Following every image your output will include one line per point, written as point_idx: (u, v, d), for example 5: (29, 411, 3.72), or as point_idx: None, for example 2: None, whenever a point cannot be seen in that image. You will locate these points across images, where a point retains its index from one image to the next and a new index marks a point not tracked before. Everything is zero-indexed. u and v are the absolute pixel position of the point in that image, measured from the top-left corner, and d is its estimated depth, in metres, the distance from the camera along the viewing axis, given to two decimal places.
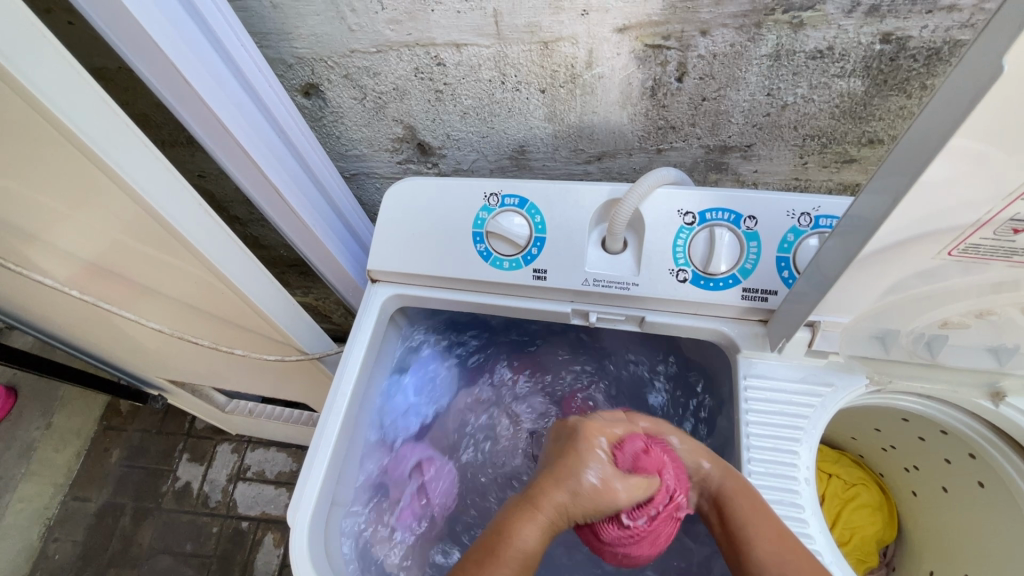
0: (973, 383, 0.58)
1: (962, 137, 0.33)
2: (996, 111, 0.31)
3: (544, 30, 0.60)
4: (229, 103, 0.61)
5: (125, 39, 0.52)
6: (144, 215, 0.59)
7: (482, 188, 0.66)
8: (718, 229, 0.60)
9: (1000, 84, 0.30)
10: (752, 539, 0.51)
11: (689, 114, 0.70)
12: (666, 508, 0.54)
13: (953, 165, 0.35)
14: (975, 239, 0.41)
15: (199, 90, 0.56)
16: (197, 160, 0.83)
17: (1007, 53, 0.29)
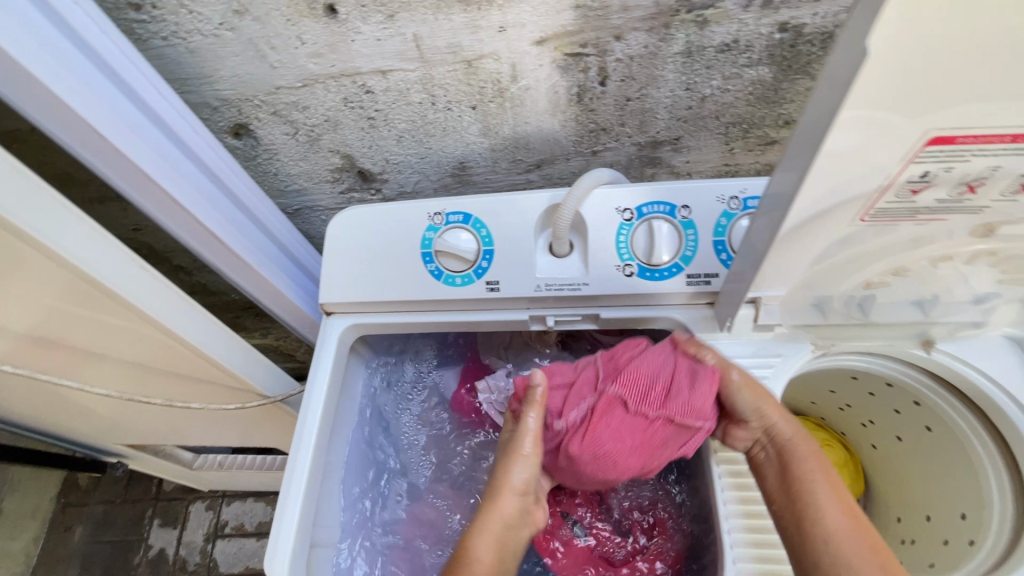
0: (906, 335, 0.62)
1: (851, 115, 0.37)
2: (872, 86, 0.35)
3: (465, 49, 0.62)
4: (153, 155, 0.59)
5: (31, 103, 0.50)
6: (75, 279, 0.56)
7: (425, 209, 0.66)
8: (656, 221, 0.62)
9: (873, 64, 0.33)
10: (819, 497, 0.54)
11: (617, 115, 0.73)
12: (605, 407, 0.56)
13: (846, 138, 0.38)
14: (881, 203, 0.45)
15: (119, 145, 0.55)
16: (130, 213, 0.80)
17: (869, 37, 0.32)
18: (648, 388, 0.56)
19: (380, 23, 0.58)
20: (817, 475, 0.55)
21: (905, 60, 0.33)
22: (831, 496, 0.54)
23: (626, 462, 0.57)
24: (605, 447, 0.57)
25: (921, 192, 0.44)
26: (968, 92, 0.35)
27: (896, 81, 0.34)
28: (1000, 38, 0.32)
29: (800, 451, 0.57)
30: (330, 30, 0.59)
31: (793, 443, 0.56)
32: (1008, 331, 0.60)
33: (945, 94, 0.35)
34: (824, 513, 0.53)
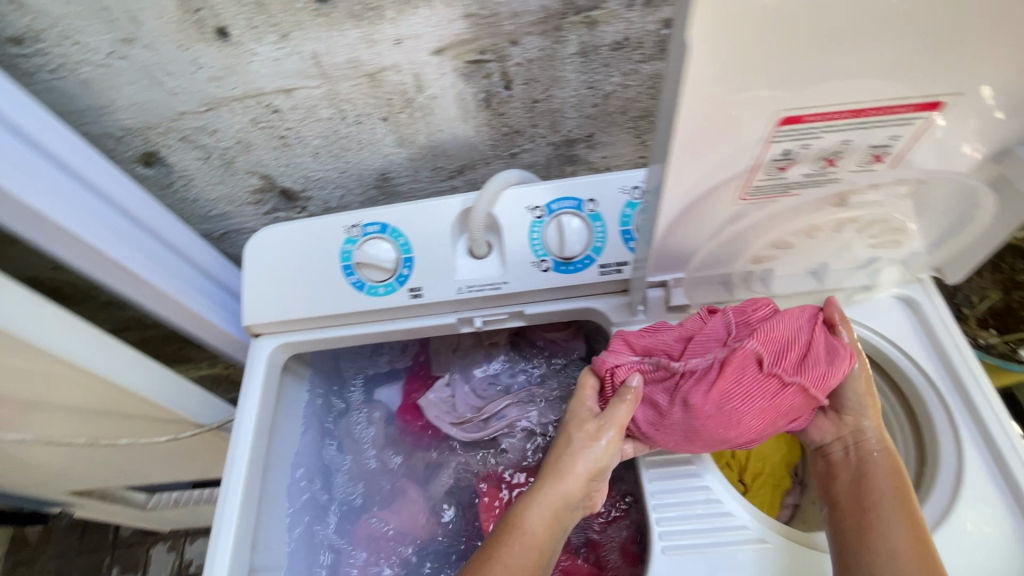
0: (808, 303, 0.66)
1: (691, 99, 0.39)
2: (701, 70, 0.37)
3: (365, 63, 0.63)
4: (49, 191, 0.58)
5: None
6: None
7: (342, 222, 0.67)
8: (565, 217, 0.64)
9: (693, 51, 0.35)
10: (887, 515, 0.52)
11: (527, 117, 0.75)
12: (737, 358, 0.52)
13: (692, 121, 0.40)
14: (756, 180, 0.48)
15: (7, 184, 0.54)
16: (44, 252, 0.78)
17: (686, 32, 0.34)
18: (785, 345, 0.53)
19: (275, 43, 0.59)
20: (890, 489, 0.54)
21: (723, 44, 0.35)
22: (903, 522, 0.51)
23: (751, 423, 0.53)
24: (727, 402, 0.52)
25: (789, 168, 0.48)
26: (792, 71, 0.38)
27: (725, 66, 0.37)
28: (809, 20, 0.35)
29: (874, 462, 0.56)
30: (224, 52, 0.59)
31: (877, 451, 0.56)
32: (897, 291, 0.65)
33: (771, 74, 0.38)
34: (883, 530, 0.52)
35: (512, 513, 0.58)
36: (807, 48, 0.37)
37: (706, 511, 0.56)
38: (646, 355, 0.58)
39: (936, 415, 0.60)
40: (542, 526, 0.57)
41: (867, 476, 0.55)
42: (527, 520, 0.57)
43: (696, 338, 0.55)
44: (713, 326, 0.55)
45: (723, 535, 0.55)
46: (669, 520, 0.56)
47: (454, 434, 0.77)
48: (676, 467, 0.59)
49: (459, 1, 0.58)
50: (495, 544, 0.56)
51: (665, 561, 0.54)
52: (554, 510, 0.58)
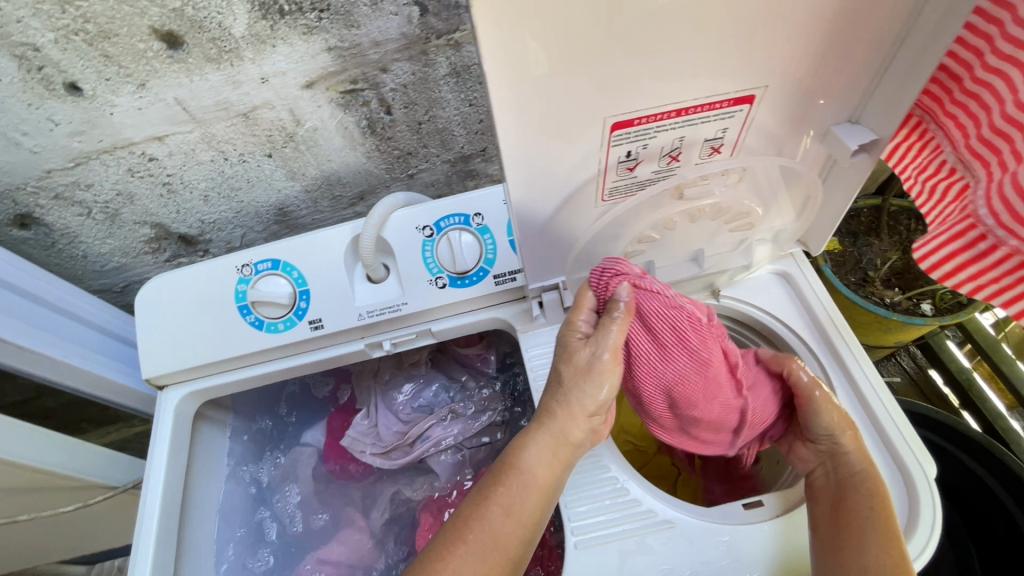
0: (697, 288, 0.69)
1: (509, 113, 0.42)
2: (508, 86, 0.40)
3: (235, 104, 0.63)
4: None
5: None
6: None
7: (233, 263, 0.66)
8: (454, 233, 0.65)
9: (492, 72, 0.39)
10: (864, 528, 0.51)
11: (416, 138, 0.76)
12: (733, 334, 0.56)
13: (518, 132, 0.44)
14: (610, 182, 0.51)
15: None
16: None
17: (481, 59, 0.38)
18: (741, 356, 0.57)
19: (133, 93, 0.58)
20: (870, 512, 0.52)
21: (520, 63, 0.39)
22: (879, 536, 0.51)
23: (715, 399, 0.55)
24: (721, 368, 0.54)
25: (637, 167, 0.51)
26: (598, 80, 0.42)
27: (527, 87, 0.41)
28: (593, 38, 0.39)
29: (855, 476, 0.54)
30: (80, 106, 0.58)
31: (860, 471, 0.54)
32: (772, 266, 0.69)
33: (579, 83, 0.42)
34: (862, 545, 0.50)
35: (507, 454, 0.56)
36: (603, 58, 0.40)
37: (611, 496, 0.58)
38: None
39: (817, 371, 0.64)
40: (541, 467, 0.55)
41: (848, 489, 0.53)
42: (523, 463, 0.55)
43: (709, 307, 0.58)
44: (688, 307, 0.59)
45: (632, 519, 0.56)
46: (579, 515, 0.57)
47: (381, 464, 0.75)
48: (584, 463, 0.60)
49: (317, 36, 0.59)
50: (489, 486, 0.55)
51: (578, 554, 0.55)
52: (554, 454, 0.55)
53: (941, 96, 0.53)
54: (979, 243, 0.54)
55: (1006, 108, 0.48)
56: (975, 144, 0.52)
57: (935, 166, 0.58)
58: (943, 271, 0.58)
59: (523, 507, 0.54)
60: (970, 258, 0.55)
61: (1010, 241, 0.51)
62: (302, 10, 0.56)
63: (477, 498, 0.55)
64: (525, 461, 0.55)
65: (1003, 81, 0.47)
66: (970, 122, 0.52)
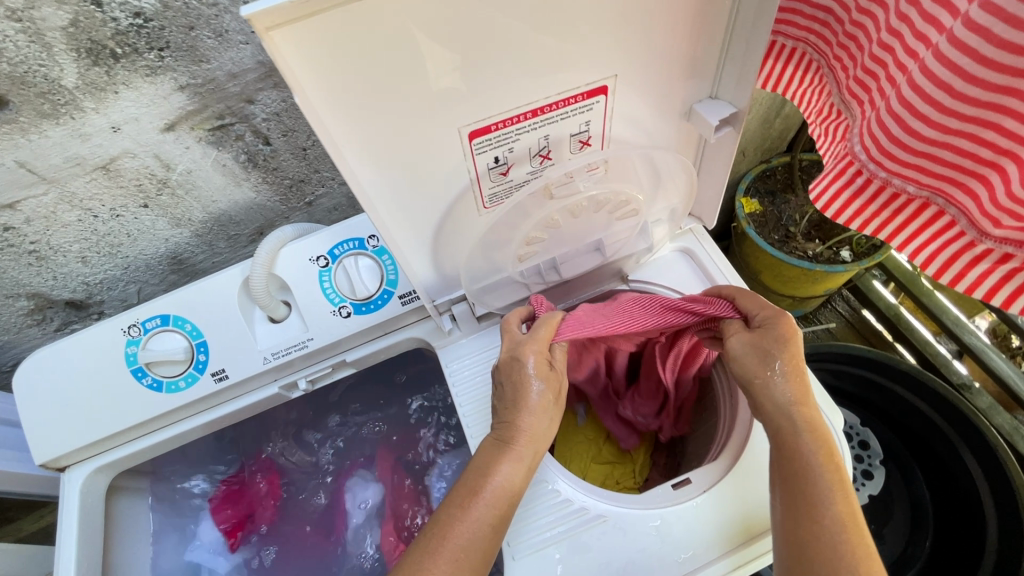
0: (605, 277, 0.69)
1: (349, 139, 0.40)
2: (334, 111, 0.38)
3: (88, 158, 0.59)
4: None
5: None
6: None
7: (119, 325, 0.62)
8: (350, 259, 0.63)
9: (310, 100, 0.37)
10: (809, 471, 0.47)
11: (304, 165, 0.73)
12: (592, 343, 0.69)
13: (362, 155, 0.42)
14: (487, 189, 0.51)
15: None
16: None
17: (295, 89, 0.36)
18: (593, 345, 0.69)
19: None
20: (813, 450, 0.48)
21: (339, 88, 0.37)
22: (823, 478, 0.47)
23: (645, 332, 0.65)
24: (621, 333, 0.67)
25: (510, 171, 0.50)
26: (436, 88, 0.40)
27: (359, 109, 0.39)
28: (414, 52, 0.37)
29: (791, 409, 0.51)
30: None
31: (787, 410, 0.51)
32: (674, 245, 0.70)
33: (414, 98, 0.40)
34: (814, 492, 0.46)
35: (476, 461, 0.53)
36: (431, 68, 0.39)
37: (543, 503, 0.57)
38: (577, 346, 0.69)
39: None
40: (519, 479, 0.52)
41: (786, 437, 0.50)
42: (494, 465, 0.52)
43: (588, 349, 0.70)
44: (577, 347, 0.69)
45: (568, 521, 0.56)
46: (516, 523, 0.56)
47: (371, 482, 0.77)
48: None
49: (164, 75, 0.55)
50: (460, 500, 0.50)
51: (517, 565, 0.54)
52: (529, 458, 0.54)
53: (830, 40, 0.56)
54: (856, 179, 0.56)
55: (873, 45, 0.50)
56: (853, 84, 0.55)
57: (830, 109, 0.61)
58: (834, 211, 0.59)
59: (503, 520, 0.50)
60: (852, 194, 0.57)
61: (878, 172, 0.53)
62: (138, 51, 0.52)
63: (450, 516, 0.49)
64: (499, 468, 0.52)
65: (871, 21, 0.50)
66: (852, 61, 0.55)
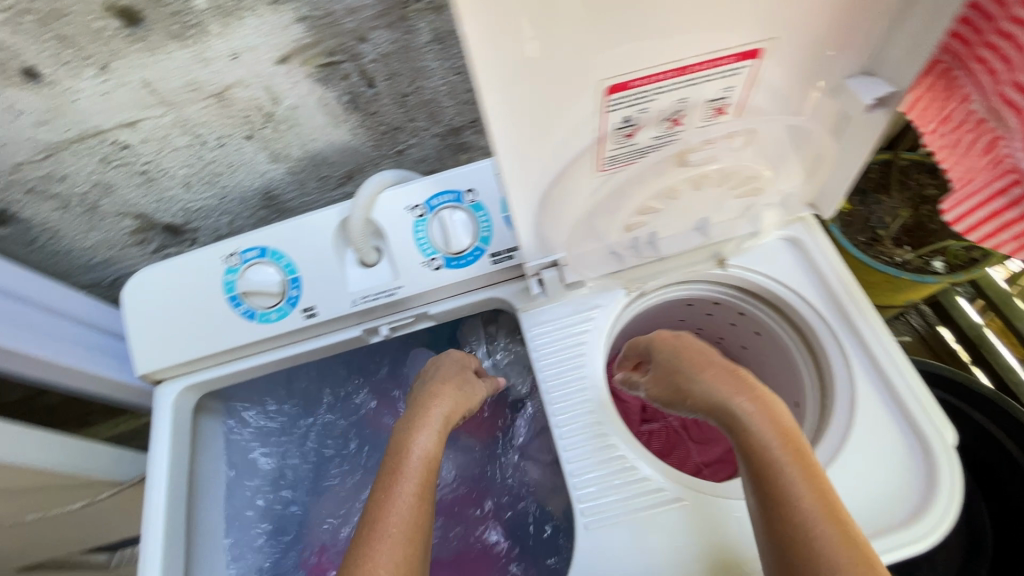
0: (702, 259, 0.66)
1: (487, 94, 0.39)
2: (490, 46, 0.36)
3: (206, 84, 0.59)
4: None
5: None
6: None
7: (220, 252, 0.64)
8: (446, 212, 0.62)
9: (470, 31, 0.35)
10: (780, 472, 0.47)
11: (402, 112, 0.72)
12: None
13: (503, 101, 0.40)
14: (609, 151, 0.48)
15: None
16: None
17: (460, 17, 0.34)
18: None
19: (96, 77, 0.55)
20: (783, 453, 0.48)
21: (498, 26, 0.35)
22: (798, 478, 0.46)
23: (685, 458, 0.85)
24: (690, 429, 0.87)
25: (637, 133, 0.47)
26: (593, 26, 0.37)
27: (513, 48, 0.37)
28: None
29: (738, 418, 0.50)
30: (43, 95, 0.55)
31: (731, 403, 0.51)
32: (781, 232, 0.66)
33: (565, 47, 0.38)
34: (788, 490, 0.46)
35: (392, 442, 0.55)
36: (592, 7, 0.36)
37: (615, 475, 0.57)
38: None
39: (835, 350, 0.60)
40: (434, 446, 0.54)
41: (745, 442, 0.49)
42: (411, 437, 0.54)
43: None
44: None
45: (644, 498, 0.55)
46: (592, 492, 0.56)
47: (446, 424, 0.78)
48: (594, 443, 0.59)
49: (287, 5, 0.55)
50: (385, 483, 0.52)
51: (589, 534, 0.54)
52: (438, 429, 0.56)
53: (977, 37, 0.45)
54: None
55: None
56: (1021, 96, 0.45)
57: (962, 118, 0.51)
58: (982, 233, 0.55)
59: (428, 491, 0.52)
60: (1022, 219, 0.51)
61: None
62: None
63: (377, 501, 0.50)
64: (419, 440, 0.54)
65: None
66: (1005, 65, 0.45)
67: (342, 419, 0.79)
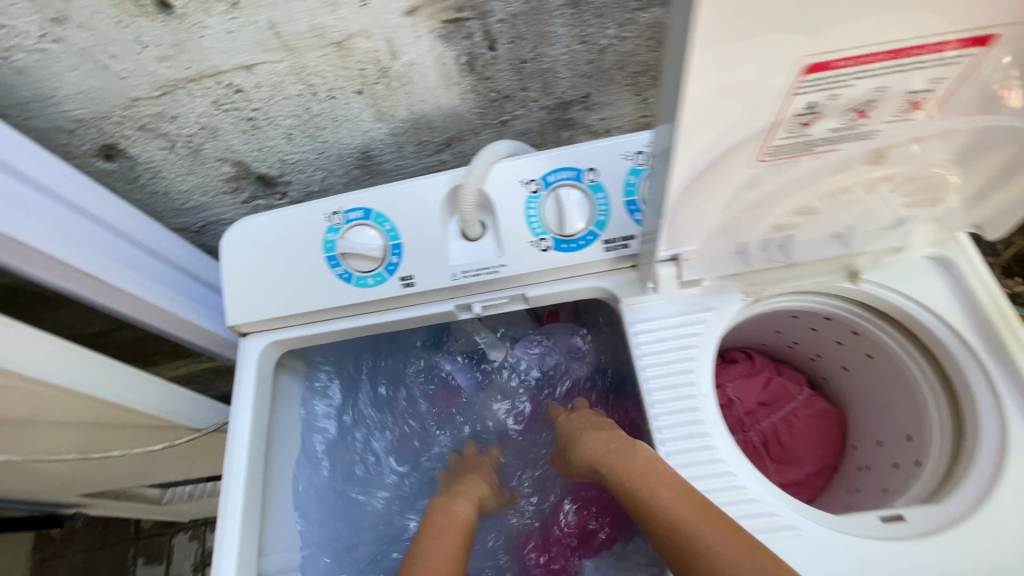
0: (831, 271, 0.61)
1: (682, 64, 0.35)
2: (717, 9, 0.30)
3: (330, 30, 0.56)
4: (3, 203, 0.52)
5: None
6: None
7: (323, 210, 0.62)
8: (562, 190, 0.58)
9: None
10: (686, 524, 0.49)
11: (516, 80, 0.68)
12: (765, 374, 0.85)
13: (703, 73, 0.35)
14: (776, 139, 0.43)
15: None
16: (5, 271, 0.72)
17: None
18: (759, 376, 0.85)
19: (225, 13, 0.52)
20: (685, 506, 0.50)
21: None
22: (704, 526, 0.49)
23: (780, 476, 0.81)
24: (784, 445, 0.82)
25: (814, 123, 0.42)
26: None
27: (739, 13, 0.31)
28: None
29: (653, 475, 0.53)
30: (170, 27, 0.53)
31: (626, 479, 0.55)
32: (928, 250, 0.59)
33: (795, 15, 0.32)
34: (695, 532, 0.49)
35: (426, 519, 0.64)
36: None
37: (716, 489, 0.54)
38: (743, 371, 0.86)
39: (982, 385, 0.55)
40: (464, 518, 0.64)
41: (652, 502, 0.52)
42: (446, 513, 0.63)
43: (760, 375, 0.85)
44: (754, 364, 0.86)
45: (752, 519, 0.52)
46: None
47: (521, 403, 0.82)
48: (699, 454, 0.55)
49: None
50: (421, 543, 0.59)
51: None
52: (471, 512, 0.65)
53: None
54: None
55: None
56: None
57: None
58: None
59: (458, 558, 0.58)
60: None
61: None
62: None
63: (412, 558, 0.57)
64: (455, 512, 0.64)
65: None
66: None
67: (425, 388, 0.83)
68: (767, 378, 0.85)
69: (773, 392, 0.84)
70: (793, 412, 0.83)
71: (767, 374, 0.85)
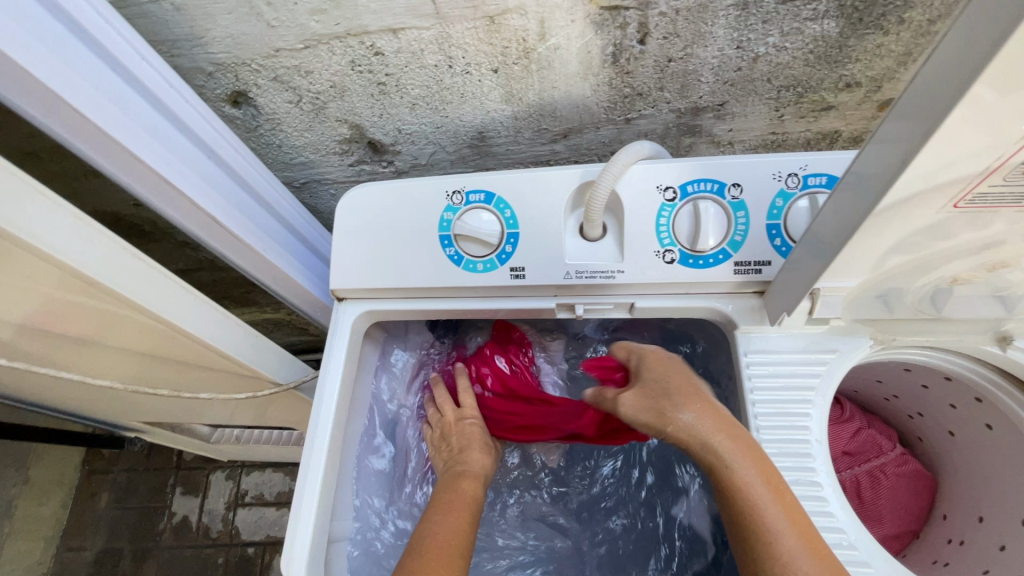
0: (977, 331, 0.56)
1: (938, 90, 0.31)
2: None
3: (487, 4, 0.54)
4: (150, 137, 0.55)
5: (31, 101, 0.46)
6: (77, 283, 0.53)
7: (444, 187, 0.61)
8: (702, 202, 0.56)
9: None
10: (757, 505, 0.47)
11: (656, 78, 0.64)
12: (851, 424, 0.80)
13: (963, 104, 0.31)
14: (983, 187, 0.36)
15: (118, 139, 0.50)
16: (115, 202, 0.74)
17: None
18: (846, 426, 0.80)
19: None
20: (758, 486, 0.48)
21: None
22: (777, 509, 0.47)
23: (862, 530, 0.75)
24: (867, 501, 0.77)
25: None
26: None
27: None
28: None
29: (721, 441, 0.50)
30: None
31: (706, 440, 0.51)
32: None
33: None
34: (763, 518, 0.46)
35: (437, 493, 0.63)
36: None
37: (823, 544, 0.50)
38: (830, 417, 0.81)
39: None
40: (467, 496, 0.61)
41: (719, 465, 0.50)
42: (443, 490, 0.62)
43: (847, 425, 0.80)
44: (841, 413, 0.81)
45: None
46: None
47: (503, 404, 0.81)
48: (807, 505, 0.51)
49: None
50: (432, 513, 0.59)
51: None
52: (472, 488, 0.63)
53: None
54: None
55: None
56: None
57: None
58: None
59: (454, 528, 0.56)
60: None
61: None
62: None
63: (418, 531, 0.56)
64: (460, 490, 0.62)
65: None
66: None
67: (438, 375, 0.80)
68: (856, 428, 0.80)
69: (861, 443, 0.79)
70: (880, 467, 0.78)
71: (852, 422, 0.80)
